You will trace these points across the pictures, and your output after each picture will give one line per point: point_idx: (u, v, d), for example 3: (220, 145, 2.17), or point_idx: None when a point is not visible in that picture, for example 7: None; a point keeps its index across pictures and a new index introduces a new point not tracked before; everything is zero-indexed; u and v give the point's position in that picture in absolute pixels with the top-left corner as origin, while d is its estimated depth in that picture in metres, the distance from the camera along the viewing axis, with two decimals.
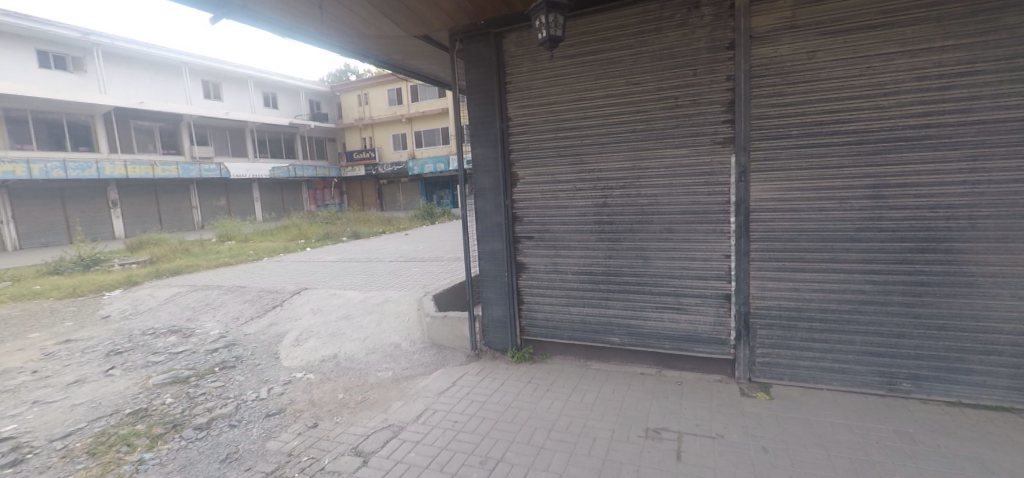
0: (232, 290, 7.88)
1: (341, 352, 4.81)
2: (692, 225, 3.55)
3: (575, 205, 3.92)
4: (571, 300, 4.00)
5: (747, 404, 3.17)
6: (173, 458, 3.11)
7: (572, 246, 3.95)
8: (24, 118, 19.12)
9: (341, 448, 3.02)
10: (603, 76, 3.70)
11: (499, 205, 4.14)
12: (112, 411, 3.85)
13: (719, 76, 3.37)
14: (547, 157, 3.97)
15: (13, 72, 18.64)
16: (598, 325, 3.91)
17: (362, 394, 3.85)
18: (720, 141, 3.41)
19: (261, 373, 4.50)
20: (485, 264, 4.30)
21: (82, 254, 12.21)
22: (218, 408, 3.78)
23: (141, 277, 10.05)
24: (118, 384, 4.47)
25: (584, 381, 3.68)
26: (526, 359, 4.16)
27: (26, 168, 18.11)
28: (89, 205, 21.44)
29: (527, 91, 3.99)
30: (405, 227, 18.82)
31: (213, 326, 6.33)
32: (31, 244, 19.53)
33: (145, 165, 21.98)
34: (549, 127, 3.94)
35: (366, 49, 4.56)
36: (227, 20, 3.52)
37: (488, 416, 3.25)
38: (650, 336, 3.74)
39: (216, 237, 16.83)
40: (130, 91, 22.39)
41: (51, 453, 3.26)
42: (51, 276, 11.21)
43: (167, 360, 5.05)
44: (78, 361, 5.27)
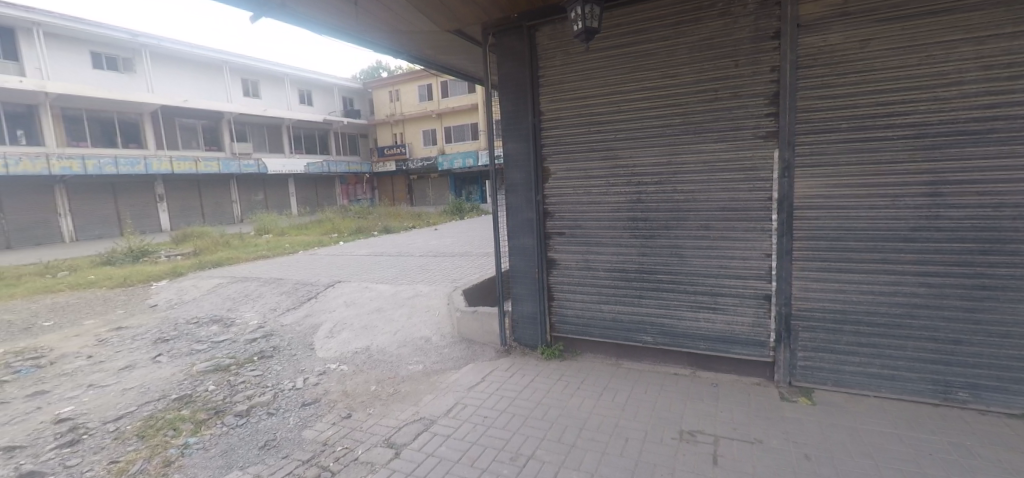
0: (269, 282, 8.14)
1: (373, 345, 4.90)
2: (731, 222, 3.43)
3: (607, 202, 3.85)
4: (603, 298, 3.93)
5: (787, 409, 3.05)
6: (216, 443, 3.23)
7: (605, 242, 3.88)
8: (80, 117, 20.28)
9: (374, 439, 3.07)
10: (640, 69, 3.61)
11: (530, 201, 4.11)
12: (159, 396, 4.03)
13: (762, 67, 3.23)
14: (579, 152, 3.91)
15: (71, 74, 19.80)
16: (631, 324, 3.84)
17: (394, 386, 3.90)
18: (763, 135, 3.28)
19: (297, 364, 4.63)
20: (516, 260, 4.28)
21: (132, 245, 12.86)
22: (257, 396, 3.91)
23: (185, 268, 10.53)
24: (164, 370, 4.68)
25: (615, 380, 3.62)
26: (557, 356, 4.13)
27: (82, 164, 19.22)
28: (139, 199, 22.57)
29: (559, 85, 3.93)
30: (434, 222, 19.06)
31: (252, 316, 6.57)
32: (85, 235, 20.75)
33: (189, 161, 22.95)
34: (583, 122, 3.87)
35: (399, 45, 4.58)
36: (266, 18, 3.59)
37: (518, 413, 3.24)
38: (684, 336, 3.64)
39: (254, 230, 17.41)
40: (175, 90, 23.42)
41: (105, 434, 3.44)
42: (105, 267, 11.86)
43: (210, 349, 5.27)
44: (128, 347, 5.55)
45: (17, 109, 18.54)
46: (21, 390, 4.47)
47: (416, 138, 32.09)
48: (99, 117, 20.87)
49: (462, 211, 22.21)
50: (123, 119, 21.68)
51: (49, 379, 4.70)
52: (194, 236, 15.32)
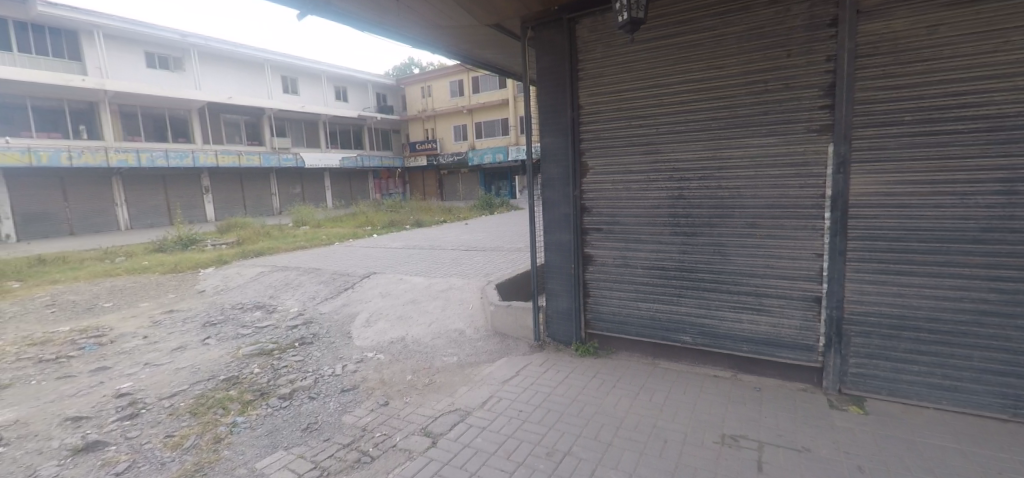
0: (307, 272, 8.40)
1: (409, 335, 4.99)
2: (779, 219, 3.29)
3: (647, 197, 3.77)
4: (640, 295, 3.86)
5: (837, 417, 2.91)
6: (261, 423, 3.35)
7: (644, 240, 3.80)
8: (135, 113, 21.42)
9: (411, 427, 3.12)
10: (684, 61, 3.51)
11: (567, 196, 4.07)
12: (209, 376, 4.23)
13: (817, 57, 3.08)
14: (619, 147, 3.84)
15: (128, 72, 20.93)
16: (669, 324, 3.75)
17: (429, 377, 3.95)
18: (816, 129, 3.13)
19: (335, 351, 4.75)
20: (551, 256, 4.25)
21: (181, 234, 13.51)
22: (299, 380, 4.03)
23: (230, 257, 11.00)
24: (212, 352, 4.90)
25: (651, 380, 3.55)
26: (592, 353, 4.09)
27: (137, 157, 20.35)
28: (187, 190, 23.72)
29: (599, 78, 3.87)
30: (465, 217, 19.22)
31: (293, 304, 6.80)
32: (139, 224, 21.99)
33: (233, 155, 23.95)
34: (623, 115, 3.80)
35: (439, 40, 4.60)
36: (312, 17, 3.68)
37: (553, 408, 3.22)
38: (725, 337, 3.54)
39: (292, 222, 17.95)
40: (220, 87, 24.43)
41: (161, 409, 3.63)
42: (158, 254, 12.53)
43: (254, 333, 5.49)
44: (180, 329, 5.85)
45: (79, 106, 19.80)
46: (86, 365, 4.78)
47: (448, 134, 32.38)
48: (152, 114, 22.02)
49: (492, 206, 22.25)
50: (173, 115, 22.81)
51: (110, 356, 5.00)
52: (237, 226, 15.96)
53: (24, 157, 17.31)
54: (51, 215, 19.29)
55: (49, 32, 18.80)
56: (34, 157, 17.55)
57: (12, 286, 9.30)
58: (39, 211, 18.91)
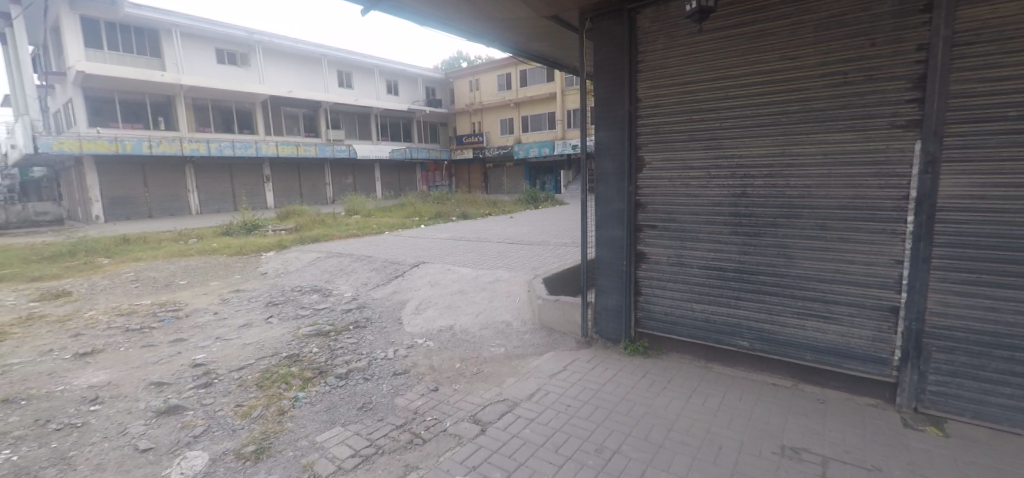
0: (360, 259, 8.70)
1: (457, 324, 5.08)
2: (853, 222, 3.08)
3: (708, 195, 3.62)
4: (694, 296, 3.74)
5: (912, 438, 2.70)
6: (320, 399, 3.52)
7: (701, 239, 3.67)
8: (206, 106, 22.93)
9: (460, 414, 3.18)
10: (753, 51, 3.34)
11: (622, 191, 3.99)
12: (272, 353, 4.48)
13: (906, 45, 2.84)
14: (678, 142, 3.72)
15: (201, 67, 22.40)
16: (726, 328, 3.61)
17: (477, 366, 4.00)
18: (901, 125, 2.90)
19: (387, 335, 4.91)
20: (602, 251, 4.19)
21: (245, 220, 14.38)
22: (354, 362, 4.20)
23: (289, 242, 11.61)
24: (275, 331, 5.20)
25: (704, 384, 3.43)
26: (641, 353, 4.00)
27: (207, 146, 21.78)
28: (251, 178, 25.20)
29: (660, 69, 3.75)
30: (509, 210, 19.31)
31: (347, 289, 7.09)
32: (208, 209, 23.60)
33: (292, 145, 25.18)
34: (685, 109, 3.67)
35: (496, 33, 4.61)
36: (375, 12, 3.78)
37: (602, 406, 3.18)
38: (788, 344, 3.36)
39: (344, 211, 18.68)
40: (281, 81, 25.72)
41: (231, 380, 3.89)
42: (225, 237, 13.39)
43: (312, 315, 5.78)
44: (246, 308, 6.25)
45: (158, 99, 21.41)
46: (166, 336, 5.21)
47: (495, 127, 32.56)
48: (221, 107, 23.52)
49: (537, 200, 22.18)
50: (240, 108, 24.26)
51: (186, 329, 5.43)
52: (295, 214, 16.71)
53: (111, 146, 18.95)
54: (133, 199, 21.08)
55: (134, 31, 20.38)
56: (120, 146, 19.18)
57: (102, 261, 10.28)
58: (123, 195, 20.72)
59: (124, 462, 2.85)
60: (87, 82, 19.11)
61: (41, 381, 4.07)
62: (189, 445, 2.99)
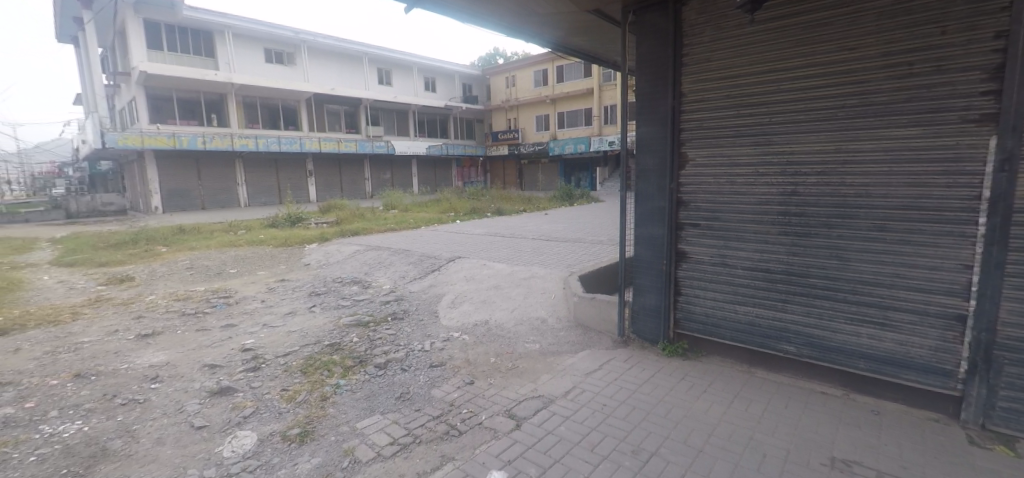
0: (397, 252, 8.89)
1: (492, 319, 5.11)
2: (916, 223, 2.89)
3: (755, 192, 3.48)
4: (738, 297, 3.61)
5: (978, 457, 2.52)
6: (360, 387, 3.62)
7: (747, 239, 3.53)
8: (255, 104, 23.97)
9: (495, 408, 3.19)
10: (809, 42, 3.18)
11: (663, 188, 3.89)
12: (315, 341, 4.65)
13: (982, 33, 2.63)
14: (724, 137, 3.59)
15: (251, 67, 23.40)
16: (772, 332, 3.46)
17: (512, 361, 4.01)
18: (975, 119, 2.69)
19: (423, 328, 5.00)
20: (641, 250, 4.10)
21: (290, 212, 14.94)
22: (393, 352, 4.29)
23: (330, 234, 11.99)
24: (318, 319, 5.38)
25: (747, 389, 3.31)
26: (679, 354, 3.90)
27: (255, 142, 22.78)
28: (295, 173, 26.16)
29: (706, 63, 3.63)
30: (544, 207, 19.23)
31: (385, 281, 7.26)
32: (255, 202, 24.69)
33: (334, 141, 25.95)
34: (733, 103, 3.53)
35: (537, 28, 4.58)
36: (417, 9, 3.82)
37: (639, 407, 3.12)
38: (838, 351, 3.19)
39: (382, 205, 19.11)
40: (325, 79, 26.53)
41: (277, 365, 4.06)
42: (271, 229, 13.98)
43: (353, 306, 5.95)
44: (290, 297, 6.51)
45: (212, 97, 22.54)
46: (218, 321, 5.49)
47: (531, 123, 32.47)
48: (269, 104, 24.52)
49: (572, 197, 22.01)
50: (286, 105, 25.22)
51: (236, 315, 5.70)
52: (336, 207, 17.21)
53: (169, 141, 20.12)
54: (189, 192, 22.31)
55: (190, 33, 21.50)
56: (177, 141, 20.35)
57: (160, 250, 10.93)
58: (179, 188, 21.96)
59: (181, 438, 3.02)
60: (149, 81, 20.33)
61: (108, 359, 4.38)
62: (239, 425, 3.14)
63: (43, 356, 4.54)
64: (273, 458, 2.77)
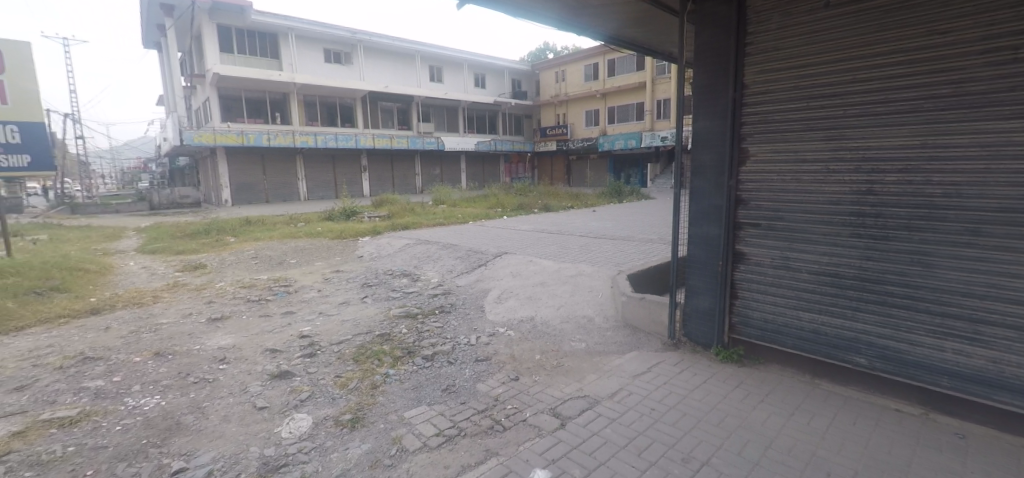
0: (445, 247, 9.03)
1: (538, 315, 5.08)
2: (1017, 229, 2.58)
3: (825, 191, 3.25)
4: (802, 303, 3.39)
5: None
6: (408, 378, 3.70)
7: (814, 241, 3.30)
8: (314, 103, 25.14)
9: (540, 406, 3.17)
10: (891, 26, 2.92)
11: (721, 186, 3.70)
12: (367, 331, 4.80)
13: None
14: (791, 131, 3.36)
15: (311, 67, 24.52)
16: (840, 341, 3.23)
17: (557, 359, 3.97)
18: None
19: (470, 322, 5.05)
20: (695, 250, 3.94)
21: (345, 207, 15.56)
22: (440, 345, 4.36)
23: (382, 228, 12.38)
24: (369, 310, 5.56)
25: (809, 401, 3.11)
26: (735, 361, 3.72)
27: (314, 139, 23.92)
28: (350, 168, 27.21)
29: (773, 52, 3.42)
30: (592, 203, 18.97)
31: (433, 275, 7.40)
32: (313, 196, 25.94)
33: (386, 138, 26.74)
34: (801, 94, 3.31)
35: (591, 20, 4.47)
36: (470, 4, 3.82)
37: (690, 413, 3.00)
38: (918, 366, 2.93)
39: (431, 200, 19.52)
40: (379, 78, 27.38)
41: (332, 353, 4.23)
42: (328, 222, 14.62)
43: (402, 298, 6.11)
44: (344, 287, 6.77)
45: (276, 97, 23.86)
46: (279, 308, 5.79)
47: (580, 118, 32.04)
48: (327, 103, 25.63)
49: (621, 193, 21.55)
50: (342, 103, 26.26)
51: (295, 303, 6.00)
52: (388, 202, 17.72)
53: (238, 139, 21.41)
54: (254, 186, 23.73)
55: (257, 36, 22.82)
56: (245, 139, 21.64)
57: (229, 240, 11.69)
58: (246, 182, 23.41)
59: (245, 416, 3.21)
60: (221, 83, 21.77)
61: (183, 340, 4.73)
62: (296, 407, 3.30)
63: (129, 334, 4.97)
64: (326, 441, 2.88)
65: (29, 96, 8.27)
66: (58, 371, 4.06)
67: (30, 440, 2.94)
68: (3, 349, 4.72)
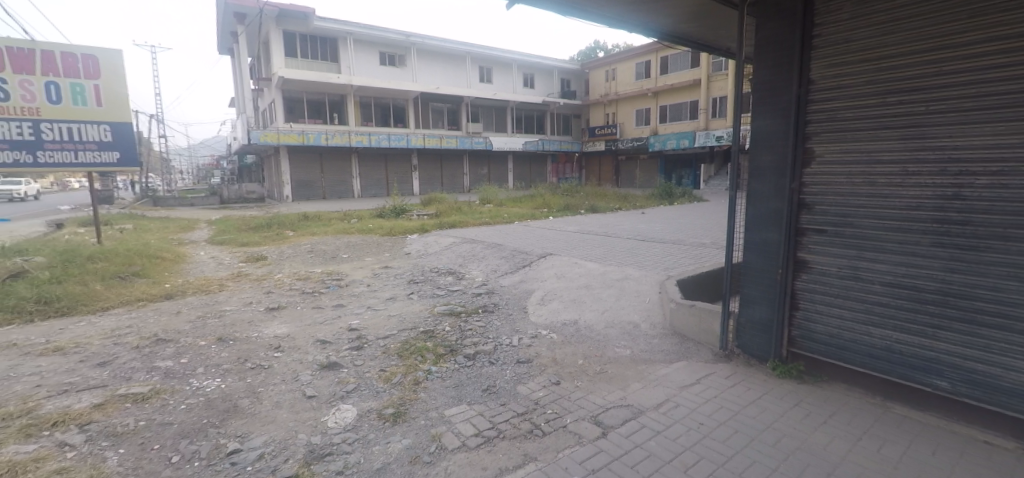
0: (491, 246, 9.05)
1: (581, 319, 4.97)
2: None
3: (903, 195, 2.95)
4: (873, 317, 3.11)
5: None
6: (450, 376, 3.71)
7: (888, 251, 3.02)
8: (369, 103, 26.05)
9: (582, 412, 3.08)
10: (986, 11, 2.63)
11: (782, 189, 3.46)
12: (411, 327, 4.87)
13: None
14: (865, 130, 3.09)
15: (367, 69, 25.42)
16: (917, 361, 2.93)
17: (601, 365, 3.86)
18: None
19: (513, 323, 5.01)
20: (752, 256, 3.71)
21: (395, 204, 15.99)
22: (482, 345, 4.35)
23: (430, 225, 12.61)
24: (415, 306, 5.65)
25: (880, 427, 2.83)
26: (794, 377, 3.46)
27: (368, 139, 24.75)
28: (402, 167, 27.97)
29: (844, 43, 3.15)
30: (641, 205, 18.50)
31: (477, 274, 7.44)
32: (366, 193, 26.86)
33: (436, 137, 27.28)
34: (877, 89, 3.04)
35: (645, 16, 4.30)
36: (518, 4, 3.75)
37: (743, 431, 2.81)
38: (1011, 394, 2.61)
39: (478, 199, 19.70)
40: (431, 78, 27.99)
41: (377, 347, 4.32)
42: (378, 219, 15.08)
43: (446, 295, 6.17)
44: (392, 283, 6.92)
45: (334, 98, 24.91)
46: (330, 301, 6.00)
47: (630, 118, 31.33)
48: (381, 103, 26.48)
49: (672, 195, 20.87)
50: (395, 104, 27.04)
51: (345, 297, 6.19)
52: (436, 200, 18.05)
53: (299, 138, 22.52)
54: (312, 182, 24.87)
55: (319, 41, 23.93)
56: (305, 138, 22.73)
57: (288, 233, 12.29)
58: (304, 179, 24.58)
59: (295, 404, 3.32)
60: (285, 85, 23.00)
61: (243, 327, 4.98)
62: (342, 398, 3.38)
63: (196, 319, 5.31)
64: (369, 433, 2.93)
65: (120, 100, 8.95)
66: (135, 350, 4.39)
67: (108, 412, 3.18)
68: (89, 328, 5.17)
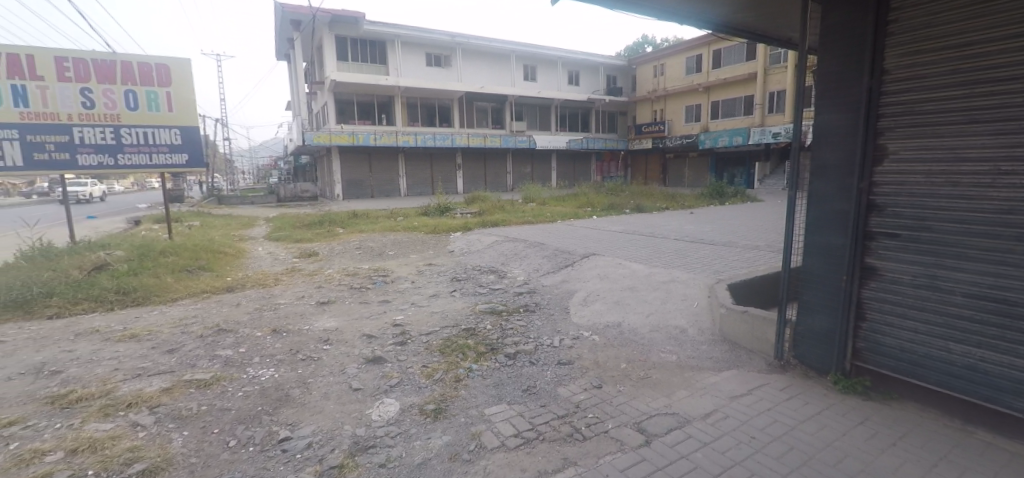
0: (533, 245, 9.01)
1: (625, 321, 4.85)
2: None
3: (993, 197, 2.67)
4: (954, 332, 2.83)
5: None
6: (491, 374, 3.71)
7: (974, 259, 2.74)
8: (416, 104, 26.64)
9: (624, 418, 2.99)
10: None
11: (848, 189, 3.22)
12: (453, 324, 4.91)
13: None
14: (948, 125, 2.82)
15: (414, 70, 26.01)
16: (1006, 383, 2.65)
17: (645, 370, 3.74)
18: None
19: (555, 323, 4.96)
20: (813, 261, 3.48)
21: (439, 202, 16.26)
22: (523, 344, 4.32)
23: (473, 224, 12.73)
24: (457, 304, 5.70)
25: (957, 453, 2.57)
26: (858, 392, 3.22)
27: (414, 139, 25.34)
28: (446, 166, 28.43)
29: (925, 30, 2.88)
30: (690, 205, 17.89)
31: (519, 273, 7.42)
32: (412, 192, 27.49)
33: (480, 137, 27.54)
34: (964, 81, 2.76)
35: (697, 6, 4.11)
36: None
37: (799, 448, 2.64)
38: None
39: (521, 198, 19.71)
40: (476, 78, 28.28)
41: (420, 343, 4.38)
42: (423, 217, 15.39)
43: (488, 294, 6.19)
44: (435, 280, 7.03)
45: (383, 99, 25.64)
46: (376, 297, 6.16)
47: (679, 115, 30.41)
48: (427, 104, 27.01)
49: (723, 194, 20.05)
50: (441, 104, 27.51)
51: (390, 293, 6.34)
52: (480, 199, 18.20)
53: (350, 138, 23.34)
54: (361, 181, 25.72)
55: (369, 44, 24.71)
56: (355, 138, 23.53)
57: (338, 231, 12.74)
58: (354, 178, 25.47)
59: (341, 396, 3.41)
60: (337, 87, 23.91)
61: (295, 320, 5.20)
62: (386, 392, 3.45)
63: (253, 311, 5.59)
64: (411, 428, 2.97)
65: (189, 106, 9.49)
66: (199, 339, 4.67)
67: (174, 396, 3.39)
68: (160, 316, 5.56)
